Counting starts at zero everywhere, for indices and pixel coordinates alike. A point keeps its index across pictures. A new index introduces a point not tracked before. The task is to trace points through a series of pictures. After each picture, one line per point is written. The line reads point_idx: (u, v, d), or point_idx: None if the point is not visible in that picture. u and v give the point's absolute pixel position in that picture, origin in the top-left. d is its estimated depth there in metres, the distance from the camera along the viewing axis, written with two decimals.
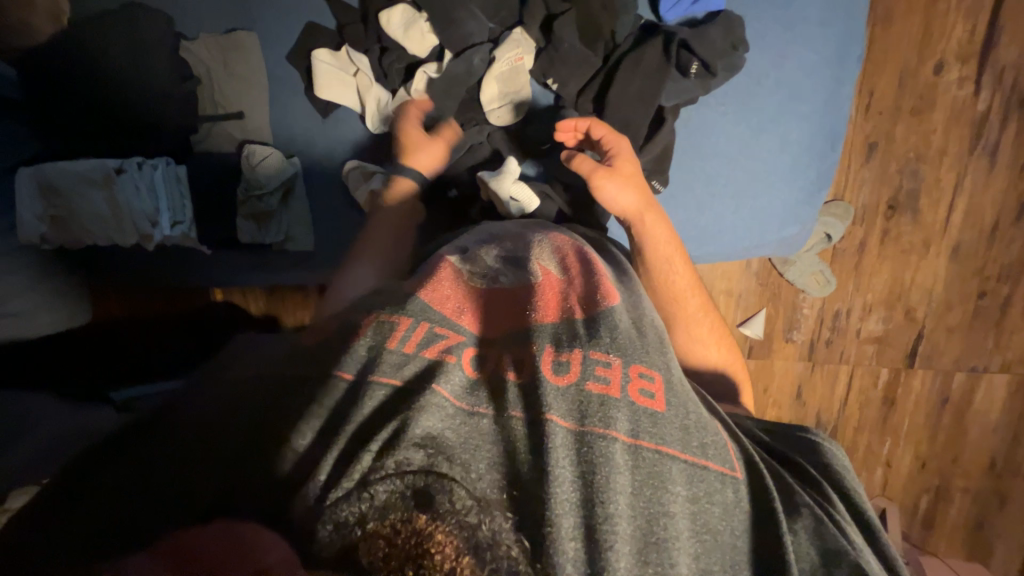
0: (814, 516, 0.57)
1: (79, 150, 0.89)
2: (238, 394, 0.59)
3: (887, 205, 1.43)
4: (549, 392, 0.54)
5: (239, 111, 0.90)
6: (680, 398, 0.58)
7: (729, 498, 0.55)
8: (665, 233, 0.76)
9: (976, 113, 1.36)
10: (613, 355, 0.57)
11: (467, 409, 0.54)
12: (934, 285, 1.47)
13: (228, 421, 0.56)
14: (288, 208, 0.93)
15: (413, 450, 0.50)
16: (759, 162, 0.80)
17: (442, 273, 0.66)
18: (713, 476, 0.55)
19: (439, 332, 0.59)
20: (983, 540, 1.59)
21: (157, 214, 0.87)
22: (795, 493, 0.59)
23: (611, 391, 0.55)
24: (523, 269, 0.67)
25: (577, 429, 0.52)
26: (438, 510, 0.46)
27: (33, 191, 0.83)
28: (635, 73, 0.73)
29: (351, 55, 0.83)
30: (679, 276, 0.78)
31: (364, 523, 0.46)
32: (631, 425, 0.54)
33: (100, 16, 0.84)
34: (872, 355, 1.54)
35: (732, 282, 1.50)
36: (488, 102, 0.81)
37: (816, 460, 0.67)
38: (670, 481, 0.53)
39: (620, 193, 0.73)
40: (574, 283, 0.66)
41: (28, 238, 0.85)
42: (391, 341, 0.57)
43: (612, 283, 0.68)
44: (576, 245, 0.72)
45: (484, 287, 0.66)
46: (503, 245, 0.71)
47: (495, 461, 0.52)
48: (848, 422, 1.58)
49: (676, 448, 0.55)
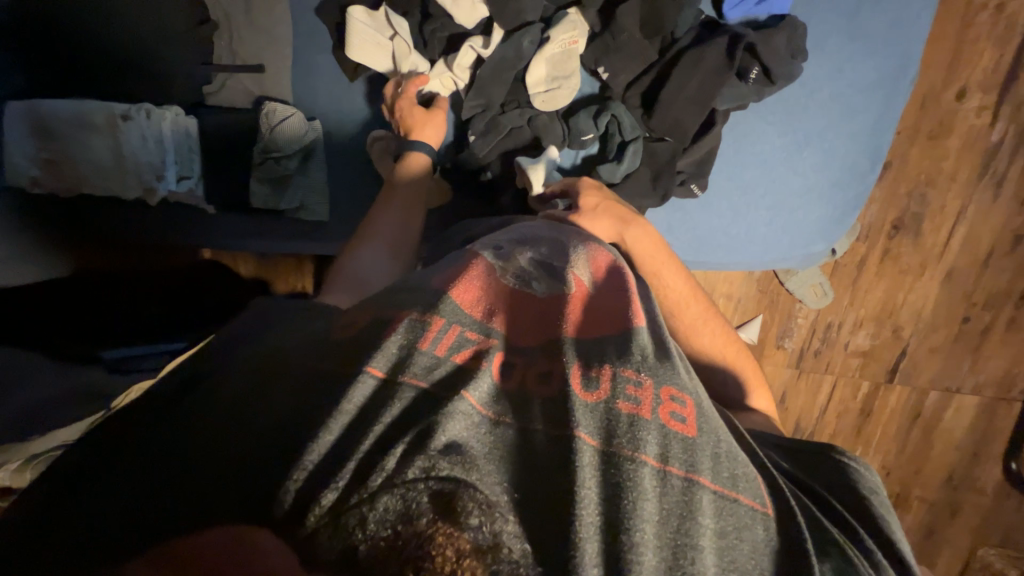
0: (842, 555, 0.53)
1: (71, 86, 0.79)
2: (265, 382, 0.55)
3: (892, 225, 1.46)
4: (578, 408, 0.52)
5: (259, 64, 0.83)
6: (710, 424, 0.56)
7: (759, 536, 0.52)
8: (648, 242, 0.74)
9: (990, 144, 1.39)
10: (644, 375, 0.55)
11: (493, 418, 0.52)
12: (924, 307, 1.53)
13: (251, 412, 0.53)
14: (306, 175, 0.87)
15: (437, 457, 0.46)
16: (800, 177, 0.79)
17: (473, 270, 0.62)
18: (743, 510, 0.52)
19: (470, 337, 0.57)
20: (932, 546, 1.70)
21: (163, 168, 0.81)
22: (825, 530, 0.56)
23: (641, 412, 0.53)
24: (557, 278, 0.63)
25: (604, 448, 0.50)
26: (455, 522, 0.42)
27: (28, 132, 0.77)
28: (695, 72, 0.71)
29: (390, 17, 0.77)
30: (670, 284, 0.77)
31: (366, 527, 0.43)
32: (662, 449, 0.51)
33: None
34: (856, 368, 1.59)
35: (732, 286, 1.52)
36: (535, 84, 0.77)
37: (846, 493, 0.64)
38: (701, 513, 0.49)
39: (594, 227, 0.74)
40: (604, 298, 0.63)
41: (17, 179, 0.79)
42: (423, 342, 0.54)
43: (640, 304, 0.63)
44: (612, 260, 0.68)
45: (516, 288, 0.63)
46: (538, 248, 0.67)
47: (516, 474, 0.49)
48: (825, 429, 1.64)
49: (707, 477, 0.52)
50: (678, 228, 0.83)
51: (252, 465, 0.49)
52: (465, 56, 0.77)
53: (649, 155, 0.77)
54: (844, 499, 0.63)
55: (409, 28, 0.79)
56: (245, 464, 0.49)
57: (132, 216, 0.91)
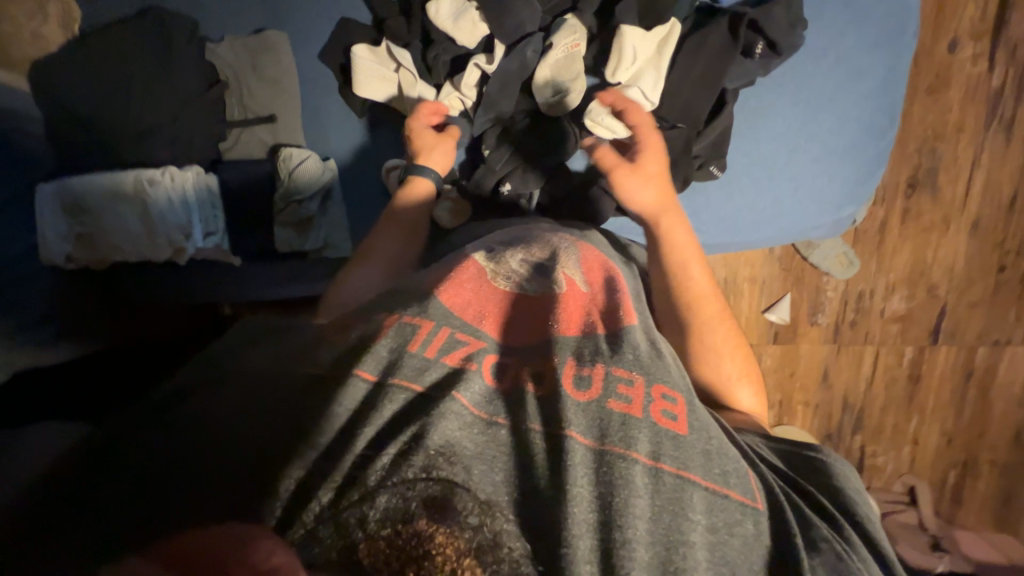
0: (835, 553, 0.52)
1: (92, 159, 0.82)
2: (247, 382, 0.51)
3: (907, 184, 1.44)
4: (570, 408, 0.52)
5: (271, 114, 0.85)
6: (701, 421, 0.57)
7: (749, 531, 0.52)
8: (685, 237, 0.74)
9: (992, 89, 1.38)
10: (636, 373, 0.56)
11: (485, 418, 0.51)
12: (956, 261, 1.49)
13: (230, 410, 0.48)
14: (327, 214, 0.89)
15: (427, 459, 0.46)
16: (820, 143, 0.79)
17: (466, 271, 0.64)
18: (733, 506, 0.53)
19: (460, 338, 0.56)
20: (1013, 512, 1.60)
21: (190, 226, 0.83)
22: (814, 527, 0.55)
23: (633, 410, 0.53)
24: (548, 278, 0.65)
25: (597, 447, 0.50)
26: (451, 522, 0.44)
27: (59, 211, 0.80)
28: (698, 56, 0.74)
29: (392, 50, 0.80)
30: (696, 283, 0.74)
31: (367, 525, 0.43)
32: (654, 447, 0.52)
33: (120, 23, 0.80)
34: (897, 334, 1.54)
35: (755, 268, 1.48)
36: (542, 91, 0.78)
37: (830, 491, 0.61)
38: (690, 509, 0.50)
39: (640, 191, 0.74)
40: (596, 300, 0.65)
41: (49, 258, 0.81)
42: (412, 344, 0.54)
43: (631, 300, 0.67)
44: (600, 260, 0.71)
45: (509, 290, 0.64)
46: (530, 250, 0.69)
47: (510, 474, 0.48)
48: (876, 402, 1.58)
49: (698, 474, 0.53)
50: (702, 212, 0.83)
51: (240, 462, 0.45)
52: (471, 74, 0.79)
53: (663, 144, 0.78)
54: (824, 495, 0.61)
55: (412, 58, 0.81)
56: (230, 464, 0.45)
57: (165, 280, 0.92)
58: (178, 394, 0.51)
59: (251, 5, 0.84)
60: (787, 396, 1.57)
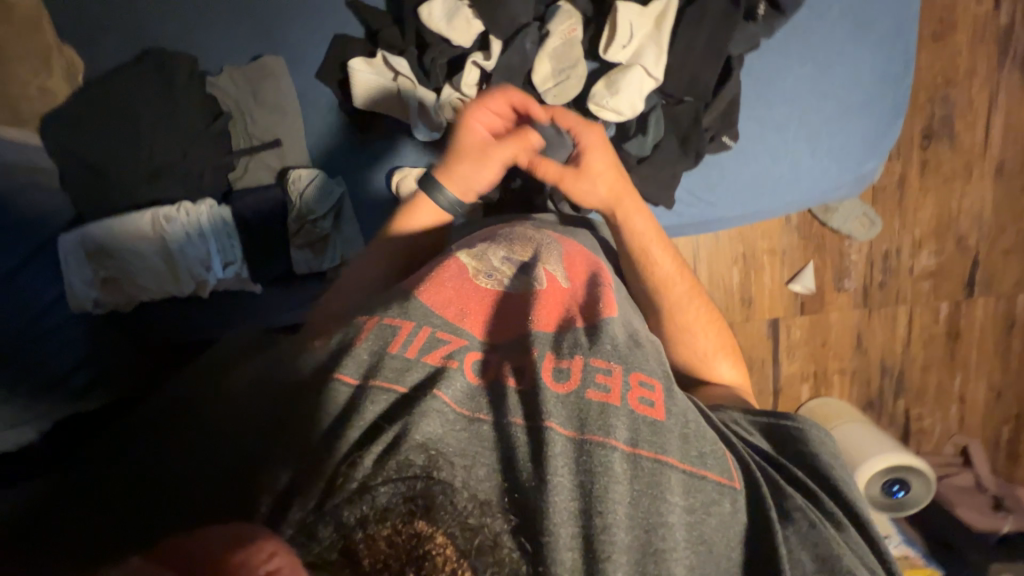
0: (808, 521, 0.54)
1: (105, 205, 0.82)
2: (227, 394, 0.51)
3: (922, 135, 1.40)
4: (550, 400, 0.52)
5: (276, 138, 0.86)
6: (680, 406, 0.57)
7: (727, 510, 0.53)
8: (647, 223, 0.75)
9: (1001, 28, 1.34)
10: (614, 362, 0.56)
11: (468, 415, 0.50)
12: (983, 208, 1.43)
13: (217, 424, 0.48)
14: (341, 231, 0.89)
15: (415, 453, 0.46)
16: (833, 100, 0.77)
17: (446, 271, 0.62)
18: (711, 487, 0.53)
19: (441, 336, 0.56)
20: None
21: (209, 258, 0.84)
22: (788, 496, 0.56)
23: (612, 399, 0.53)
24: (529, 275, 0.64)
25: (578, 437, 0.50)
26: (439, 515, 0.42)
27: (83, 258, 0.81)
28: (700, 26, 0.72)
29: (388, 59, 0.80)
30: (661, 266, 0.76)
31: (367, 525, 0.41)
32: (632, 433, 0.52)
33: (121, 68, 0.82)
34: (929, 291, 1.48)
35: (773, 240, 1.44)
36: (542, 82, 0.77)
37: (804, 461, 0.62)
38: (669, 492, 0.50)
39: (592, 189, 0.74)
40: (577, 295, 0.65)
41: (81, 304, 0.83)
42: (393, 345, 0.54)
43: (615, 294, 0.67)
44: (581, 252, 0.71)
45: (493, 289, 0.63)
46: (512, 246, 0.68)
47: (493, 468, 0.48)
48: (915, 364, 1.52)
49: (676, 457, 0.53)
50: (717, 185, 0.81)
51: (220, 469, 0.44)
52: (470, 73, 0.79)
53: (672, 120, 0.77)
54: (800, 467, 0.61)
55: (409, 64, 0.81)
56: (213, 470, 0.44)
57: (184, 317, 0.91)
58: (165, 414, 0.51)
59: (247, 35, 0.86)
60: (822, 367, 1.52)
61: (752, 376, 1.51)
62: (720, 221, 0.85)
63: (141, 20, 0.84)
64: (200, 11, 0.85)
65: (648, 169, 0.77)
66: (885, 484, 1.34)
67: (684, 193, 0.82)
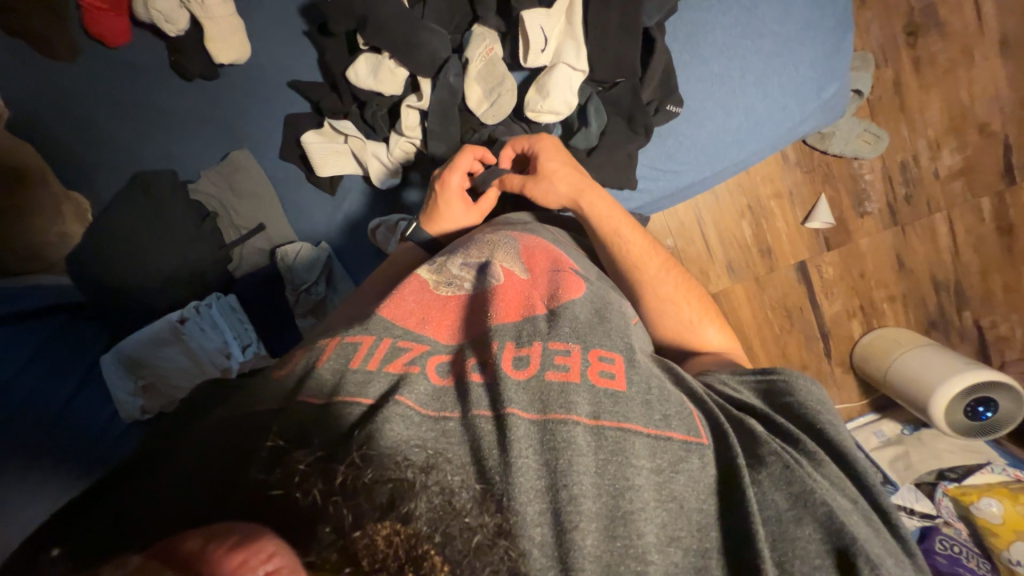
0: (782, 463, 0.52)
1: (137, 319, 0.91)
2: (202, 435, 0.49)
3: (906, 33, 1.31)
4: (510, 387, 0.52)
5: (260, 223, 0.94)
6: (642, 374, 0.57)
7: (695, 466, 0.52)
8: (595, 201, 0.75)
9: None
10: (571, 343, 0.57)
11: (434, 415, 0.51)
12: (999, 87, 1.31)
13: (189, 454, 0.46)
14: (336, 290, 0.94)
15: (390, 452, 0.44)
16: (769, 37, 0.75)
17: (408, 287, 0.65)
18: (677, 445, 0.52)
19: (402, 345, 0.57)
20: None
21: (227, 345, 0.89)
22: (761, 443, 0.54)
23: (571, 377, 0.54)
24: (488, 275, 0.66)
25: (540, 419, 0.50)
26: (425, 505, 0.39)
27: (121, 372, 0.85)
28: (609, 7, 0.72)
29: (334, 126, 0.87)
30: (632, 241, 0.75)
31: (362, 521, 0.37)
32: (594, 407, 0.52)
33: (117, 198, 0.90)
34: (964, 190, 1.36)
35: (776, 182, 1.38)
36: (478, 105, 0.83)
37: (786, 412, 0.60)
38: (634, 456, 0.50)
39: (542, 183, 0.75)
40: (537, 284, 0.66)
41: (130, 415, 0.85)
42: (354, 361, 0.55)
43: (577, 278, 0.68)
44: (538, 246, 0.72)
45: (455, 295, 0.66)
46: (468, 254, 0.70)
47: (464, 461, 0.47)
48: (972, 270, 1.39)
49: (639, 423, 0.52)
50: (678, 152, 0.81)
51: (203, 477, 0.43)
52: (409, 116, 0.84)
53: (611, 103, 0.77)
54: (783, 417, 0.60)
55: (354, 125, 0.88)
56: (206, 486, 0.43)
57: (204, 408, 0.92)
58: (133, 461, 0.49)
59: (217, 139, 0.94)
60: (868, 300, 1.41)
61: (794, 325, 1.42)
62: (691, 186, 0.84)
63: (123, 149, 0.93)
64: (170, 129, 0.94)
65: (600, 158, 0.77)
66: (966, 407, 1.22)
67: (646, 169, 0.82)
